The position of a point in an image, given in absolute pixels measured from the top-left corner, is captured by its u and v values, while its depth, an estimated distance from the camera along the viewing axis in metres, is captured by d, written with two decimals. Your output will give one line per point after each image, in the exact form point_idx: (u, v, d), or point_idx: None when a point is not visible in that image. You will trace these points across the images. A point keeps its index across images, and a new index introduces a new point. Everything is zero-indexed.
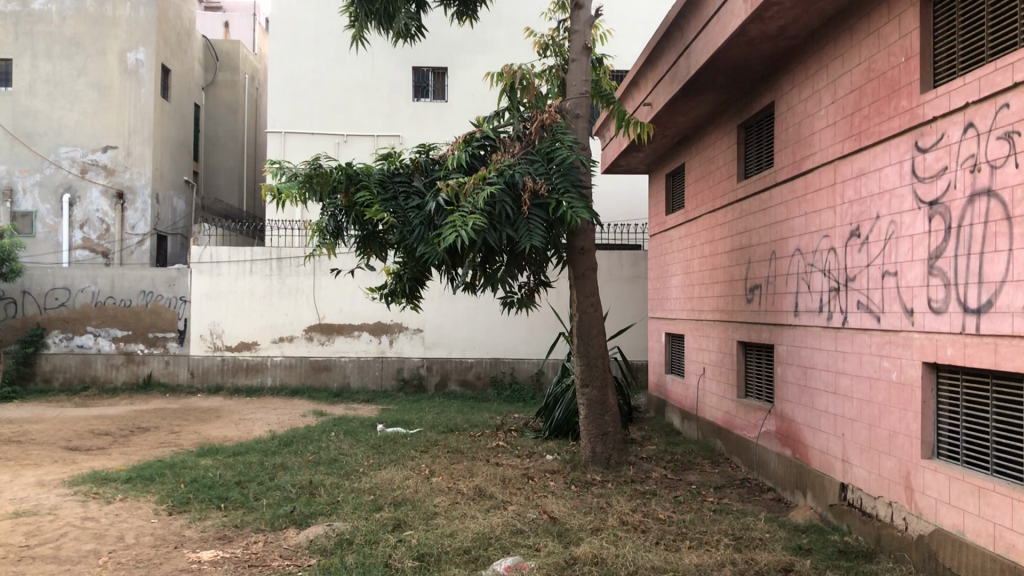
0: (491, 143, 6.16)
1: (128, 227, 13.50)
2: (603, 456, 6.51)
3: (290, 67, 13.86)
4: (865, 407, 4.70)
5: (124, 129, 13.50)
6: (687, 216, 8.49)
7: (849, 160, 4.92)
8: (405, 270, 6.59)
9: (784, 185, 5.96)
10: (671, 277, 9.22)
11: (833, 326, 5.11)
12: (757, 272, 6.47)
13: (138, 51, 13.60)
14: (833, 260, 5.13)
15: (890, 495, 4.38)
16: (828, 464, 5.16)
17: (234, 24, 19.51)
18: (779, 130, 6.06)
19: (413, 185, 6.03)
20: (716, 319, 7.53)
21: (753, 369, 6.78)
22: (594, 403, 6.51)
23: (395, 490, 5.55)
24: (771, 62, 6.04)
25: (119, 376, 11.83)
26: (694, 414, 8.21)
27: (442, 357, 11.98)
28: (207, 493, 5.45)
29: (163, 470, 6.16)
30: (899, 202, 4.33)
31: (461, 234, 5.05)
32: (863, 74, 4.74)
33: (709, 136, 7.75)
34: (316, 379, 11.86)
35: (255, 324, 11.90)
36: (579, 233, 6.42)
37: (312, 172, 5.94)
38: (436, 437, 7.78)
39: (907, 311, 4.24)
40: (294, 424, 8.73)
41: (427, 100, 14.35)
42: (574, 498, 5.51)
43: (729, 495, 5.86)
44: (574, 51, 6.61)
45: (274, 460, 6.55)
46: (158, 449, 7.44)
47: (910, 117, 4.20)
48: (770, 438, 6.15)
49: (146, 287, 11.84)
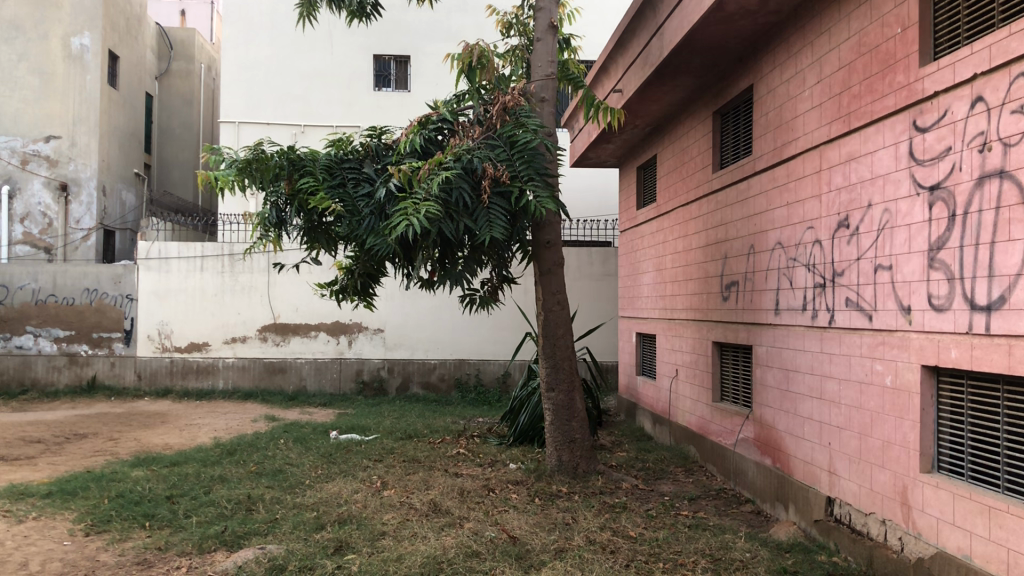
0: (449, 126, 5.68)
1: (72, 221, 12.86)
2: (571, 465, 6.06)
3: (245, 55, 13.32)
4: (854, 414, 4.29)
5: (69, 117, 12.89)
6: (659, 210, 8.07)
7: (836, 144, 4.52)
8: (356, 266, 6.10)
9: (763, 174, 5.55)
10: (642, 274, 8.81)
11: (818, 325, 4.70)
12: (734, 268, 6.06)
13: (83, 35, 12.98)
14: (819, 253, 4.71)
15: (884, 511, 3.97)
16: (813, 475, 4.75)
17: (191, 12, 18.94)
18: (758, 115, 5.65)
19: (364, 172, 5.55)
20: (689, 317, 7.11)
21: (729, 371, 6.37)
22: (560, 408, 6.05)
23: (340, 506, 5.06)
24: (749, 42, 5.63)
25: (62, 378, 11.23)
26: (666, 418, 7.80)
27: (403, 358, 11.48)
28: (132, 510, 4.92)
29: (88, 483, 5.60)
30: (895, 187, 3.92)
31: (413, 222, 4.57)
32: (853, 49, 4.33)
33: (682, 125, 7.32)
34: (271, 382, 11.31)
35: (206, 324, 11.33)
36: (545, 225, 5.96)
37: (251, 158, 5.36)
38: (393, 444, 7.30)
39: (903, 309, 3.83)
40: (241, 430, 8.19)
41: (388, 89, 13.85)
42: (537, 513, 5.07)
43: (704, 508, 5.43)
44: (540, 30, 6.14)
45: (213, 471, 6.02)
46: (91, 458, 6.89)
47: (907, 93, 3.79)
48: (748, 445, 5.74)
49: (90, 285, 11.26)
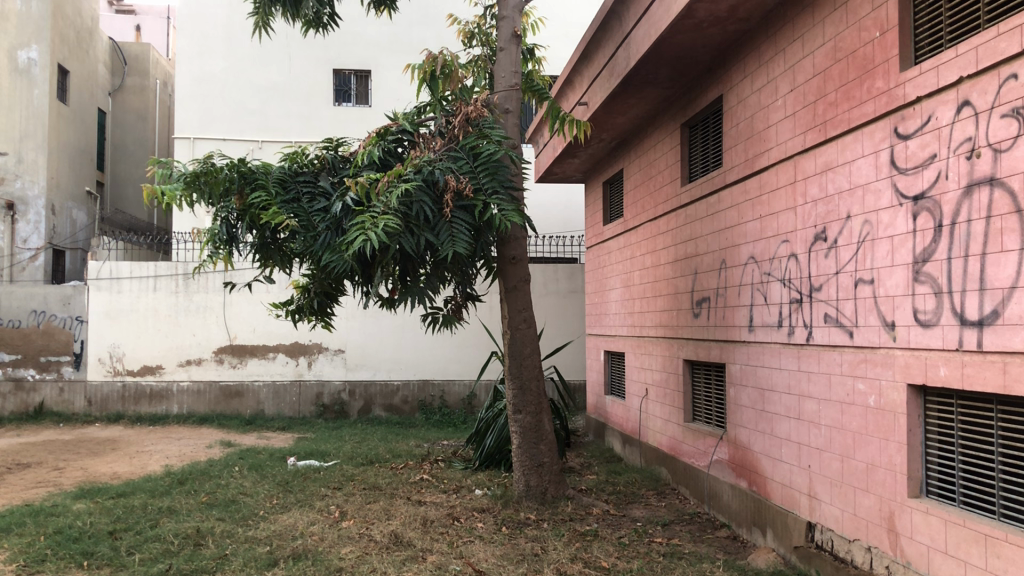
0: (409, 137, 5.44)
1: (19, 240, 12.39)
2: (539, 490, 5.80)
3: (200, 68, 13.01)
4: (834, 435, 4.10)
5: (15, 133, 12.49)
6: (626, 225, 7.89)
7: (812, 154, 4.35)
8: (313, 284, 5.83)
9: (734, 187, 5.37)
10: (610, 290, 8.61)
11: (795, 342, 4.52)
12: (705, 284, 5.88)
13: (31, 48, 12.64)
14: (795, 268, 4.54)
15: (869, 538, 3.77)
16: (791, 499, 4.55)
17: (146, 27, 18.56)
18: (728, 126, 5.49)
19: (319, 185, 5.28)
20: (659, 335, 6.91)
21: (701, 389, 6.17)
22: (527, 431, 5.80)
23: (295, 540, 4.78)
24: (718, 51, 5.48)
25: (7, 405, 10.81)
26: (636, 438, 7.59)
27: (365, 380, 11.18)
28: (70, 548, 4.58)
29: (24, 519, 5.24)
30: (876, 198, 3.75)
31: (371, 236, 4.32)
32: (828, 55, 4.17)
33: (649, 138, 7.16)
34: (227, 406, 10.95)
35: (159, 346, 10.94)
36: (510, 240, 5.73)
37: (200, 170, 5.05)
38: (353, 470, 7.00)
39: (887, 325, 3.64)
40: (196, 457, 7.84)
41: (349, 104, 13.58)
42: (504, 543, 4.82)
43: (678, 534, 5.21)
44: (503, 40, 5.93)
45: (160, 503, 5.68)
46: (32, 490, 6.52)
47: (887, 99, 3.63)
48: (722, 467, 5.54)
49: (37, 306, 10.84)
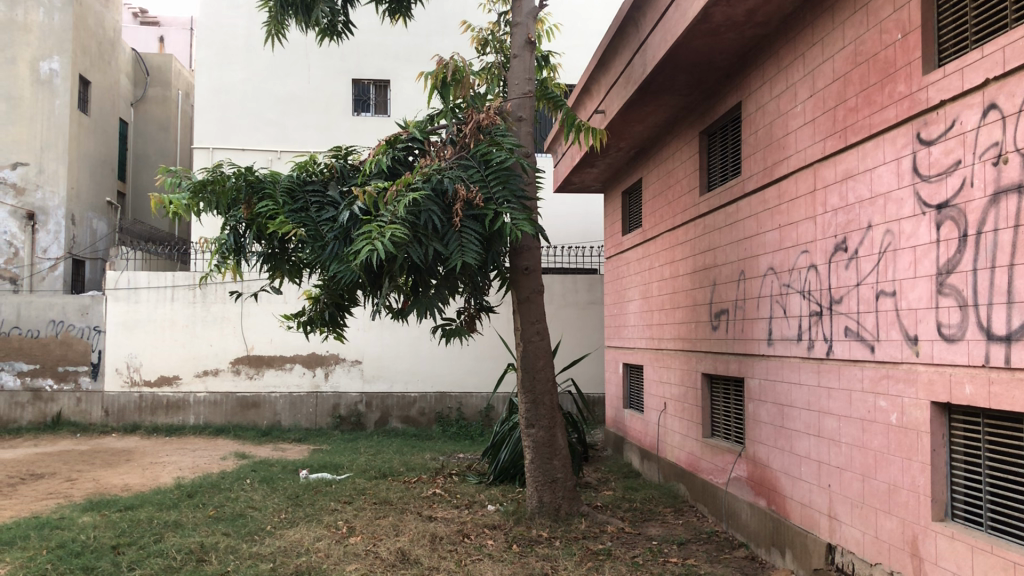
0: (419, 146, 5.35)
1: (39, 250, 12.42)
2: (552, 506, 5.66)
3: (219, 79, 13.02)
4: (855, 454, 3.93)
5: (36, 143, 12.53)
6: (645, 235, 7.74)
7: (832, 161, 4.20)
8: (323, 295, 5.74)
9: (753, 196, 5.22)
10: (628, 302, 8.47)
11: (814, 356, 4.36)
12: (723, 296, 5.72)
13: (52, 60, 12.73)
14: (814, 279, 4.38)
15: (892, 562, 3.60)
16: (811, 520, 4.38)
17: (169, 38, 18.74)
18: (746, 133, 5.34)
19: (328, 195, 5.19)
20: (677, 348, 6.76)
21: (720, 404, 6.01)
22: (540, 446, 5.66)
23: (299, 557, 4.67)
24: (737, 57, 5.34)
25: (25, 415, 10.80)
26: (654, 453, 7.43)
27: (382, 392, 11.09)
28: (70, 563, 4.49)
29: (28, 532, 5.18)
30: (897, 207, 3.59)
31: (377, 246, 4.22)
32: (848, 59, 4.03)
33: (667, 146, 7.02)
34: (244, 417, 10.90)
35: (177, 357, 10.92)
36: (522, 251, 5.62)
37: (206, 180, 5.01)
38: (365, 484, 6.90)
39: (909, 339, 3.48)
40: (208, 469, 7.77)
41: (367, 114, 13.56)
42: (513, 562, 4.68)
43: (695, 554, 5.05)
44: (516, 46, 5.83)
45: (167, 516, 5.60)
46: (42, 501, 6.48)
47: (909, 104, 3.48)
48: (741, 485, 5.37)
49: (56, 316, 10.86)
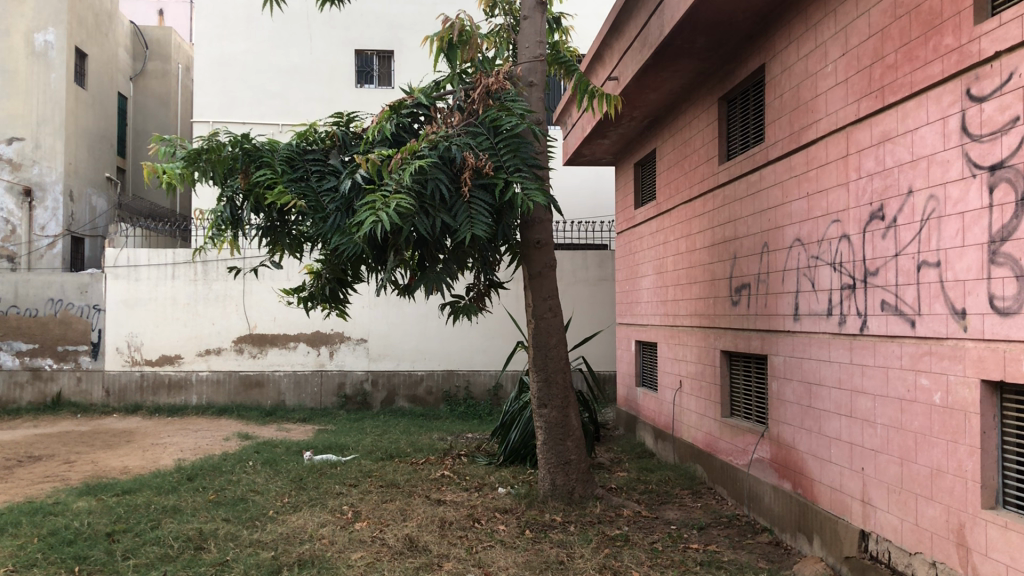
0: (425, 112, 5.08)
1: (37, 227, 12.20)
2: (565, 489, 5.44)
3: (219, 50, 12.71)
4: (892, 435, 3.68)
5: (32, 118, 12.31)
6: (659, 208, 7.48)
7: (867, 123, 3.92)
8: (325, 270, 5.49)
9: (778, 163, 4.94)
10: (641, 277, 8.21)
11: (846, 332, 4.11)
12: (744, 269, 5.46)
13: (47, 31, 12.45)
14: (846, 250, 4.12)
15: (934, 552, 3.36)
16: (842, 505, 4.14)
17: (169, 11, 18.48)
18: (771, 97, 5.05)
19: (329, 164, 4.94)
20: (694, 324, 6.51)
21: (739, 382, 5.76)
22: (553, 427, 5.43)
23: (302, 544, 4.45)
24: (760, 17, 5.05)
25: (24, 396, 10.65)
26: (669, 433, 7.19)
27: (388, 370, 10.88)
28: (62, 552, 4.27)
29: (20, 518, 4.96)
30: (943, 169, 3.32)
31: (382, 217, 3.94)
32: (887, 12, 3.74)
33: (683, 115, 6.74)
34: (247, 397, 10.71)
35: (179, 335, 10.71)
36: (534, 223, 5.35)
37: (202, 148, 4.73)
38: (371, 466, 6.68)
39: (956, 313, 3.22)
40: (210, 451, 7.57)
41: (371, 86, 13.29)
42: (527, 549, 4.45)
43: (716, 539, 4.82)
44: (526, 8, 5.53)
45: (165, 501, 5.38)
46: (38, 485, 6.27)
47: (958, 57, 3.20)
48: (764, 467, 5.13)
49: (55, 294, 10.68)
